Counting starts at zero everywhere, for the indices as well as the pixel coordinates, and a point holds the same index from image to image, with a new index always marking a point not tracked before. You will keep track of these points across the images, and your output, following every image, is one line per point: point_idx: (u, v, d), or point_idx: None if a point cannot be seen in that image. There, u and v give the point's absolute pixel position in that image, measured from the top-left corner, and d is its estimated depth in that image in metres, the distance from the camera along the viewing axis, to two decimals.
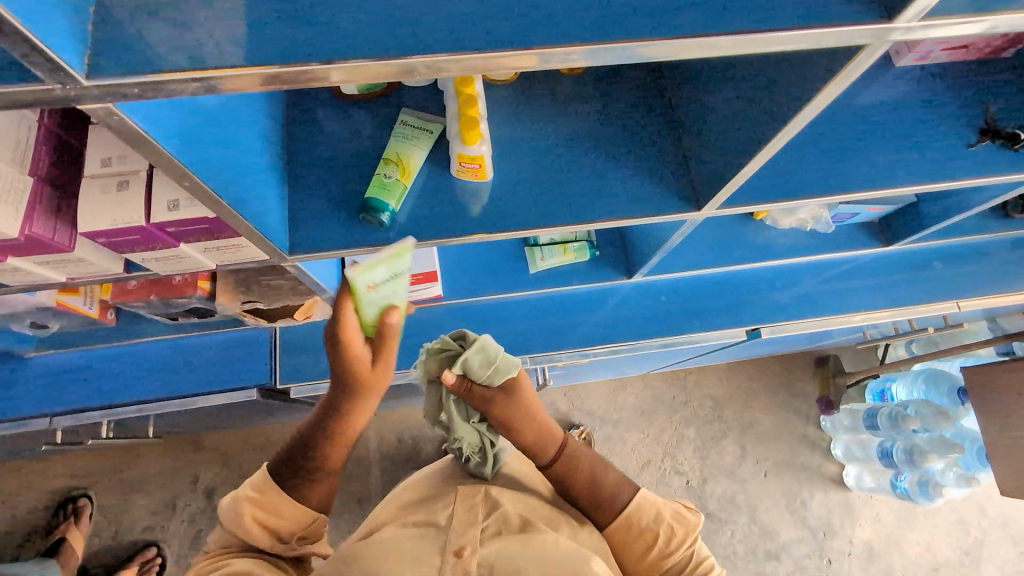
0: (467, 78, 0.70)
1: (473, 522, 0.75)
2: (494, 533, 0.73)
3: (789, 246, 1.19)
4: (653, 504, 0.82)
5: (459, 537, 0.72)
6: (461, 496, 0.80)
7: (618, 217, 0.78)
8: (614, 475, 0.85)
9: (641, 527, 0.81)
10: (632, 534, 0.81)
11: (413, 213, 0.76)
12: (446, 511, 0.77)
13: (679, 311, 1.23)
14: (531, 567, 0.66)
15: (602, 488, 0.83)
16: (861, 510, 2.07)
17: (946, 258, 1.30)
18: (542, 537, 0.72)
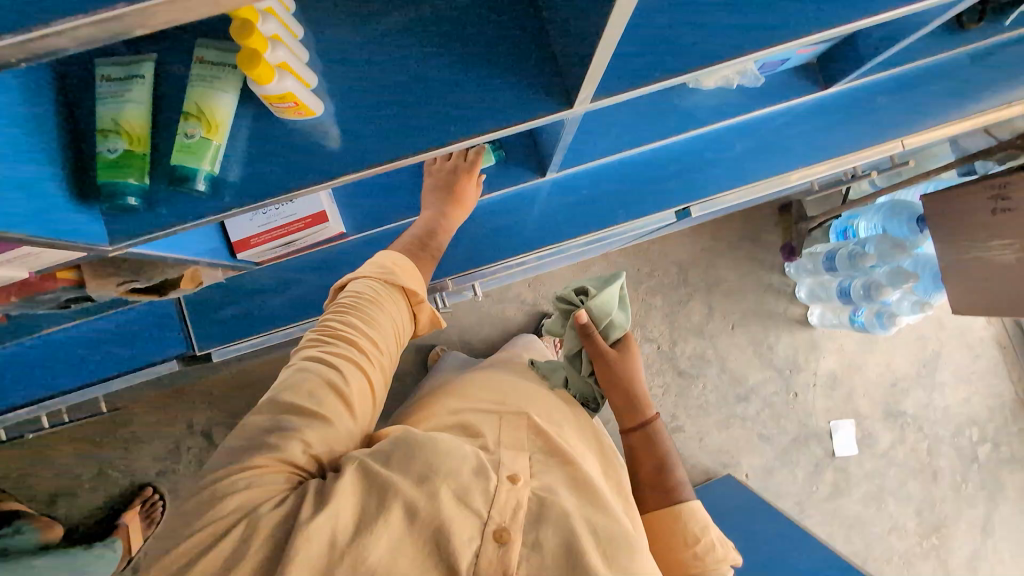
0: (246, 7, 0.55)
1: (522, 449, 0.70)
2: (543, 467, 0.68)
3: (716, 108, 1.08)
4: (707, 518, 0.76)
5: (511, 461, 0.67)
6: (511, 423, 0.76)
7: (479, 133, 0.68)
8: (682, 475, 0.82)
9: (685, 528, 0.75)
10: (674, 528, 0.76)
11: (247, 169, 0.67)
12: (497, 433, 0.74)
13: (606, 201, 1.16)
14: (580, 518, 0.60)
15: (666, 476, 0.81)
16: (824, 343, 2.16)
17: (891, 90, 1.19)
18: (589, 479, 0.67)
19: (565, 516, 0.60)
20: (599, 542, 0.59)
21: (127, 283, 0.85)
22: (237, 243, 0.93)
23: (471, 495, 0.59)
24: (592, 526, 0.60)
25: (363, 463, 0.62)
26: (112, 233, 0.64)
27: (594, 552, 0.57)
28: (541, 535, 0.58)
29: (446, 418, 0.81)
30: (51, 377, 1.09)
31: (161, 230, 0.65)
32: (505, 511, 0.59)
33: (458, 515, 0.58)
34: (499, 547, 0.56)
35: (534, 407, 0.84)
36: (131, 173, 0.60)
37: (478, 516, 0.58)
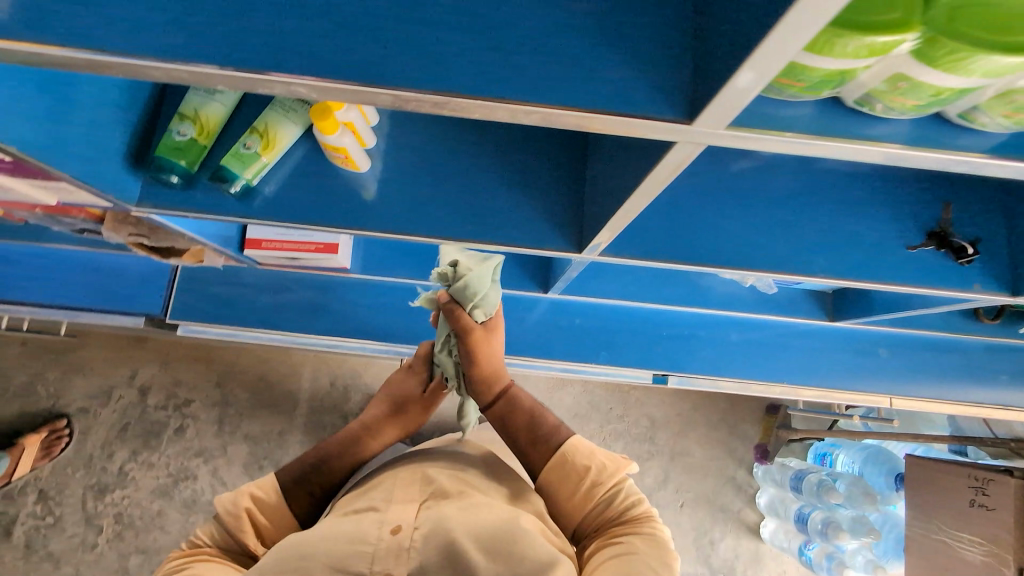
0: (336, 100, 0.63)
1: (411, 498, 0.65)
2: (434, 504, 0.63)
3: (723, 297, 1.13)
4: (589, 447, 0.68)
5: (397, 514, 0.62)
6: (400, 473, 0.70)
7: (490, 241, 0.73)
8: (552, 417, 0.71)
9: (571, 468, 0.67)
10: (562, 481, 0.67)
11: (281, 190, 0.73)
12: (382, 489, 0.67)
13: (594, 338, 1.19)
14: (465, 535, 0.57)
15: (538, 427, 0.70)
16: (768, 561, 2.06)
17: (894, 345, 1.23)
18: (478, 501, 0.63)
19: (450, 540, 0.56)
20: (484, 550, 0.56)
21: (137, 236, 0.90)
22: (250, 239, 0.98)
23: (350, 561, 0.55)
24: (477, 539, 0.57)
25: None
26: (142, 196, 0.69)
27: (480, 556, 0.55)
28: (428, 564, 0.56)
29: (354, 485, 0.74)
30: (25, 286, 1.11)
31: (188, 210, 0.70)
32: (387, 559, 0.56)
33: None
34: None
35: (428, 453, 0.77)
36: (183, 156, 0.67)
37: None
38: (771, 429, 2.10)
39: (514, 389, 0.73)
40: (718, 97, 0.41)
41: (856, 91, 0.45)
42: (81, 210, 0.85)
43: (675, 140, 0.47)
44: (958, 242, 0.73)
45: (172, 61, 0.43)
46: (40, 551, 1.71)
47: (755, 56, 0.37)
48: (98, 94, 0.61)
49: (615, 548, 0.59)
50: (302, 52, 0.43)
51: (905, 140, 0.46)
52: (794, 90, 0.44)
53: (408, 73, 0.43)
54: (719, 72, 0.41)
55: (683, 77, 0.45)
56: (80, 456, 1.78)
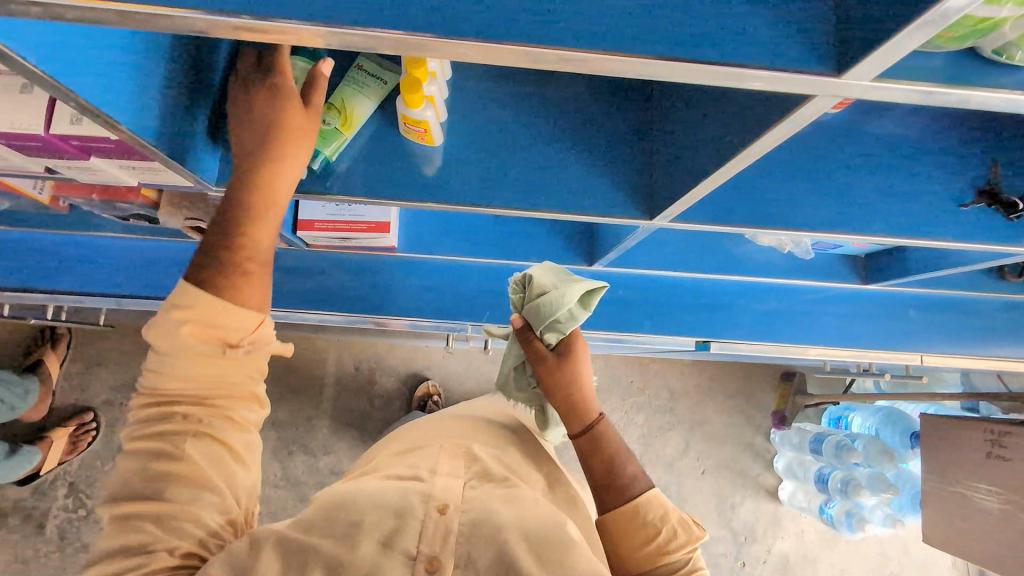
0: (419, 67, 0.64)
1: (456, 473, 0.60)
2: (480, 485, 0.59)
3: (763, 264, 1.15)
4: (665, 504, 0.66)
5: (443, 491, 0.56)
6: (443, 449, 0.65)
7: (563, 211, 0.75)
8: (631, 464, 0.70)
9: (642, 523, 0.65)
10: (628, 530, 0.65)
11: (354, 165, 0.75)
12: (431, 461, 0.63)
13: (635, 309, 1.23)
14: (518, 535, 0.53)
15: (616, 472, 0.69)
16: (787, 523, 2.13)
17: (922, 306, 1.26)
18: (526, 495, 0.59)
19: (502, 538, 0.52)
20: (538, 556, 0.52)
21: (194, 219, 0.91)
22: (302, 221, 1.00)
23: (395, 538, 0.51)
24: (528, 540, 0.53)
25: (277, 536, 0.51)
26: (221, 177, 0.71)
27: (535, 568, 0.51)
28: (475, 554, 0.51)
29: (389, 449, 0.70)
30: (72, 275, 1.12)
31: None
32: (433, 539, 0.52)
33: (385, 560, 0.50)
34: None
35: (474, 433, 0.72)
36: None
37: (405, 556, 0.50)
38: (787, 396, 2.16)
39: (602, 424, 0.73)
40: (887, 45, 0.43)
41: (998, 43, 0.49)
42: (139, 194, 0.86)
43: (808, 95, 0.49)
44: (1007, 199, 0.75)
45: (331, 28, 0.46)
46: (76, 542, 1.72)
47: (939, 9, 0.40)
48: (194, 65, 0.62)
49: None
50: (448, 20, 0.46)
51: (1009, 93, 0.49)
52: (945, 42, 0.48)
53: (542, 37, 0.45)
54: (879, 25, 0.44)
55: (829, 33, 0.48)
56: (109, 449, 1.78)
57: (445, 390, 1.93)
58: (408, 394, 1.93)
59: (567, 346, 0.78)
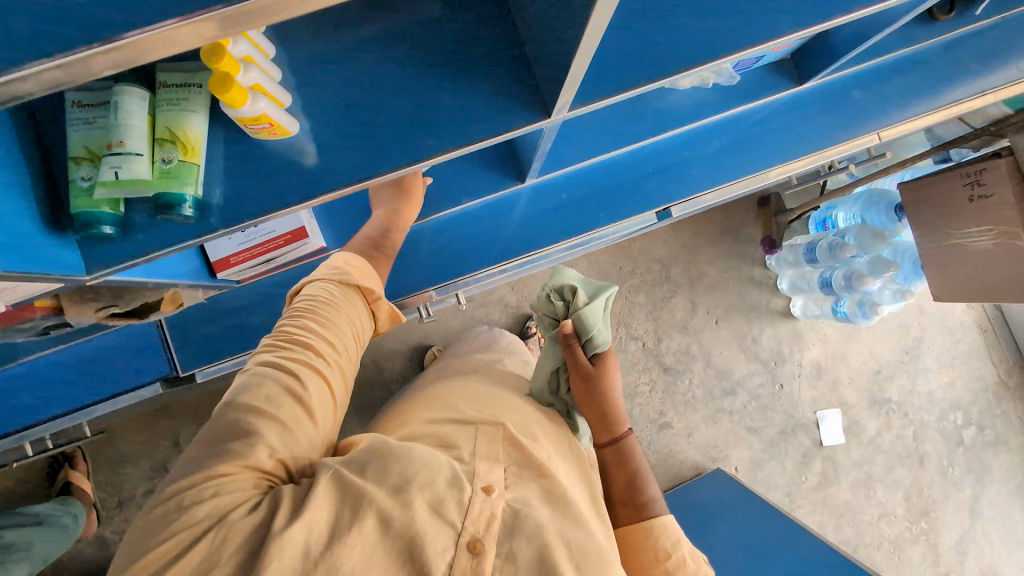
0: (223, 59, 0.54)
1: (497, 460, 0.70)
2: (521, 478, 0.69)
3: (692, 107, 1.08)
4: (680, 531, 0.77)
5: (487, 474, 0.66)
6: (483, 433, 0.75)
7: (459, 145, 0.69)
8: (654, 490, 0.82)
9: (657, 541, 0.75)
10: (641, 543, 0.76)
11: (229, 190, 0.67)
12: (471, 444, 0.72)
13: (587, 205, 1.18)
14: (555, 531, 0.61)
15: (637, 490, 0.82)
16: (808, 334, 2.20)
17: (865, 83, 1.20)
18: (566, 497, 0.68)
19: (541, 531, 0.61)
20: (575, 561, 0.60)
21: (105, 307, 0.84)
22: (217, 262, 0.93)
23: (445, 506, 0.59)
24: (566, 540, 0.61)
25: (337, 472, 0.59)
26: (89, 263, 0.64)
27: (568, 564, 0.59)
28: (516, 546, 0.59)
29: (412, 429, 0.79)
30: (32, 405, 1.08)
31: (139, 257, 0.64)
32: (478, 521, 0.59)
33: (433, 525, 0.57)
34: (472, 557, 0.56)
35: (508, 415, 0.82)
36: (105, 201, 0.60)
37: (452, 526, 0.58)
38: (770, 220, 2.15)
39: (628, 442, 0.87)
40: None
41: None
42: (35, 307, 0.79)
43: None
44: None
45: None
46: None
47: None
48: None
49: None
50: None
51: None
52: None
53: None
54: None
55: None
56: None
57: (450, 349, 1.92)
58: (417, 368, 1.93)
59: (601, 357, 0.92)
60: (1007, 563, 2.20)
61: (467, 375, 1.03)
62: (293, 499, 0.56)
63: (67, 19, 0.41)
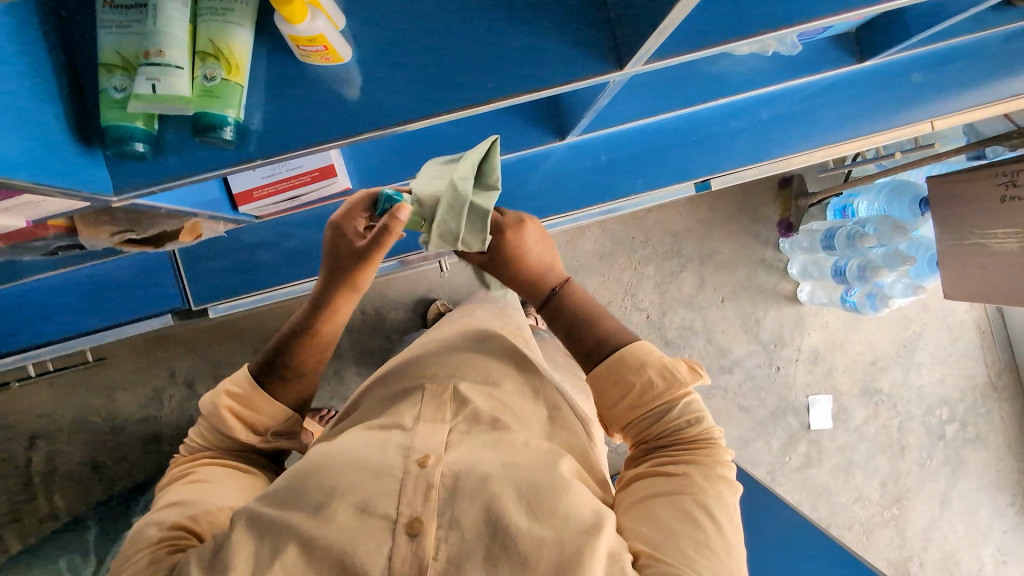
0: None
1: (442, 422, 0.69)
2: (467, 431, 0.68)
3: (747, 76, 1.03)
4: (642, 355, 0.67)
5: (424, 443, 0.65)
6: (431, 393, 0.74)
7: (520, 92, 0.63)
8: (607, 322, 0.70)
9: (616, 375, 0.67)
10: (605, 382, 0.68)
11: (269, 118, 0.62)
12: (417, 409, 0.72)
13: (622, 170, 1.14)
14: (503, 481, 0.60)
15: (587, 328, 0.70)
16: (810, 320, 2.21)
17: (926, 67, 1.14)
18: (516, 439, 0.67)
19: (484, 486, 0.60)
20: (527, 509, 0.59)
21: (122, 232, 0.80)
22: (239, 195, 0.89)
23: (374, 501, 0.59)
24: (518, 491, 0.60)
25: (252, 512, 0.61)
26: (117, 183, 0.59)
27: (520, 515, 0.58)
28: (459, 512, 0.59)
29: (383, 390, 0.81)
30: (36, 327, 1.05)
31: (170, 180, 0.60)
32: (416, 501, 0.59)
33: (361, 527, 0.58)
34: (412, 539, 0.57)
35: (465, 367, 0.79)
36: (138, 117, 0.55)
37: (386, 517, 0.58)
38: (790, 202, 2.11)
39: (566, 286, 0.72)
40: None
41: None
42: (49, 226, 0.74)
43: None
44: None
45: None
46: None
47: None
48: None
49: (662, 478, 0.63)
50: None
51: None
52: None
53: None
54: None
55: None
56: (166, 458, 1.76)
57: (455, 305, 1.90)
58: (421, 321, 1.91)
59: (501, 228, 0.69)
60: (967, 552, 2.30)
61: (447, 326, 0.99)
62: (202, 558, 0.59)
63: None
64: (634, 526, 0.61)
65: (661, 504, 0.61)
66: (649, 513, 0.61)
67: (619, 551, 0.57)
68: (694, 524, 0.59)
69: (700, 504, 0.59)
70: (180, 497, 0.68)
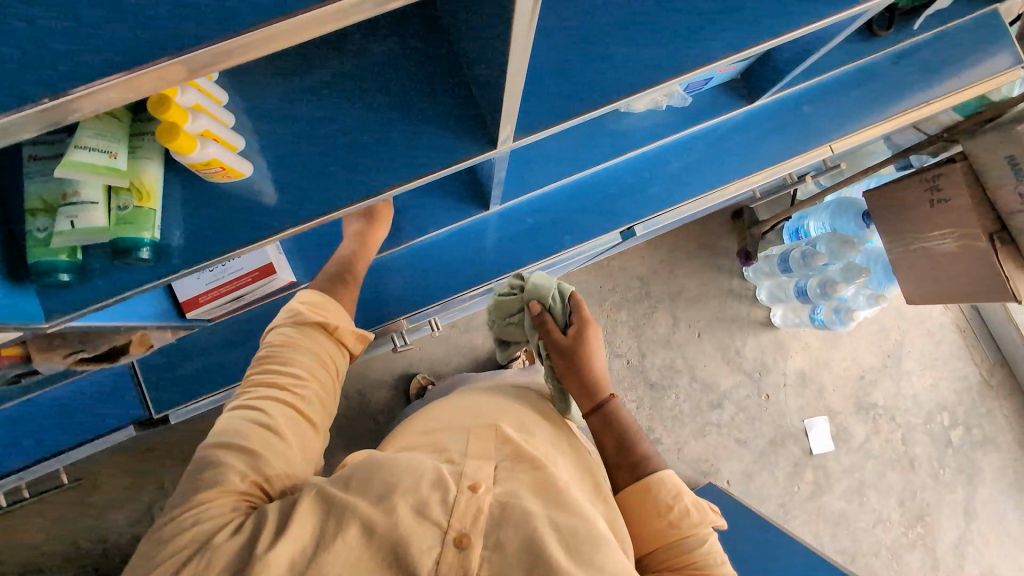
0: (179, 117, 0.57)
1: (488, 456, 0.71)
2: (510, 467, 0.70)
3: (651, 128, 1.12)
4: (678, 484, 0.78)
5: (474, 471, 0.67)
6: (476, 432, 0.76)
7: (411, 178, 0.72)
8: (647, 448, 0.85)
9: (656, 499, 0.77)
10: (646, 502, 0.77)
11: (189, 233, 0.69)
12: (462, 445, 0.73)
13: (552, 228, 1.22)
14: (543, 519, 0.62)
15: (629, 449, 0.85)
16: (790, 342, 2.22)
17: (814, 100, 1.25)
18: (558, 478, 0.69)
19: (531, 520, 0.62)
20: (565, 547, 0.60)
21: (74, 353, 0.85)
22: (185, 302, 0.95)
23: (429, 511, 0.61)
24: (558, 531, 0.62)
25: (317, 492, 0.62)
26: (48, 311, 0.65)
27: (559, 552, 0.59)
28: (503, 537, 0.61)
29: (420, 435, 0.82)
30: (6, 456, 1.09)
31: (98, 301, 0.66)
32: (465, 518, 0.61)
33: (418, 527, 0.59)
34: (458, 553, 0.58)
35: (505, 413, 0.83)
36: (62, 251, 0.62)
37: (438, 526, 0.60)
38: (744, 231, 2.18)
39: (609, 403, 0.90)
40: None
41: None
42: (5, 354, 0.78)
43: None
44: None
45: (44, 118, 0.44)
46: None
47: None
48: None
49: None
50: (155, 52, 0.44)
51: None
52: None
53: (246, 32, 0.45)
54: None
55: None
56: None
57: (433, 376, 1.92)
58: (404, 398, 1.93)
59: (585, 319, 0.95)
60: (1005, 565, 2.18)
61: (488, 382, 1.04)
62: None
63: (22, 85, 0.44)
64: None
65: None
66: None
67: None
68: None
69: None
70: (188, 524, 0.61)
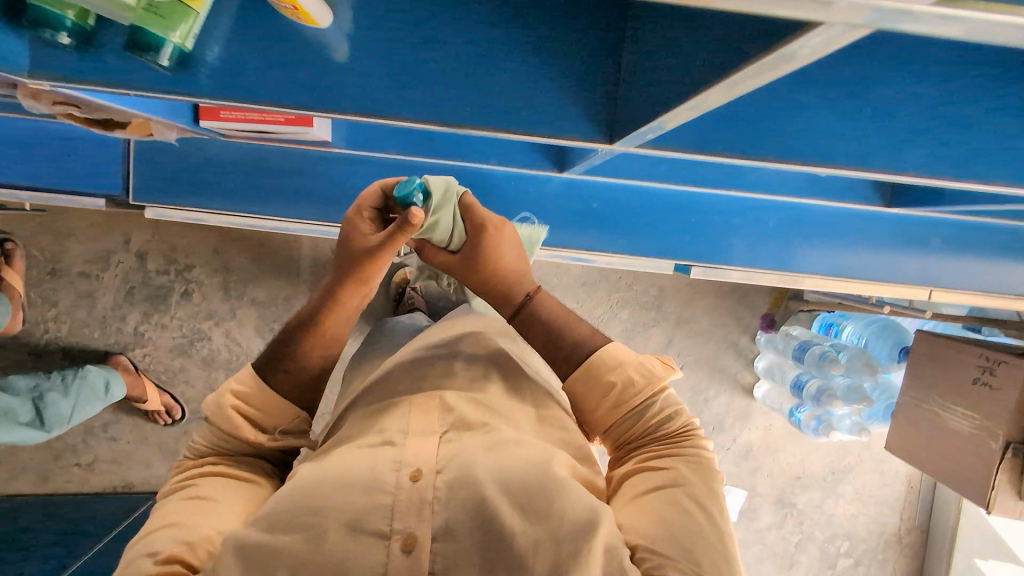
0: None
1: (432, 433, 0.64)
2: (457, 439, 0.63)
3: (768, 181, 0.99)
4: (618, 353, 0.69)
5: (416, 455, 0.60)
6: (419, 406, 0.68)
7: (504, 130, 0.65)
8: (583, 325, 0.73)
9: (596, 380, 0.68)
10: (590, 390, 0.69)
11: (223, 60, 0.62)
12: (402, 421, 0.66)
13: (611, 221, 1.10)
14: (495, 485, 0.56)
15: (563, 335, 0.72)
16: (756, 417, 2.19)
17: (946, 236, 1.10)
18: (505, 441, 0.62)
19: (477, 493, 0.55)
20: (518, 507, 0.55)
21: (64, 107, 0.74)
22: (204, 108, 0.85)
23: (366, 517, 0.54)
24: (509, 494, 0.56)
25: (239, 538, 0.54)
26: (33, 65, 0.59)
27: (511, 513, 0.54)
28: (452, 522, 0.54)
29: (368, 406, 0.73)
30: None
31: (94, 81, 0.60)
32: (409, 515, 0.54)
33: (357, 546, 0.53)
34: (407, 556, 0.52)
35: (451, 375, 0.75)
36: (70, 7, 0.55)
37: (380, 534, 0.53)
38: (782, 299, 2.07)
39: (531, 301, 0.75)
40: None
41: None
42: None
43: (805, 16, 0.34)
44: None
45: None
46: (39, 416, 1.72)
47: None
48: None
49: (654, 471, 0.63)
50: None
51: None
52: None
53: None
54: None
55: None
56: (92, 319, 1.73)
57: None
58: None
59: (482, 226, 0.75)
60: None
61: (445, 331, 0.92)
62: None
63: None
64: (638, 521, 0.58)
65: (649, 496, 0.60)
66: (644, 507, 0.60)
67: (617, 546, 0.54)
68: (684, 513, 0.58)
69: (692, 509, 0.58)
70: (177, 519, 0.61)
